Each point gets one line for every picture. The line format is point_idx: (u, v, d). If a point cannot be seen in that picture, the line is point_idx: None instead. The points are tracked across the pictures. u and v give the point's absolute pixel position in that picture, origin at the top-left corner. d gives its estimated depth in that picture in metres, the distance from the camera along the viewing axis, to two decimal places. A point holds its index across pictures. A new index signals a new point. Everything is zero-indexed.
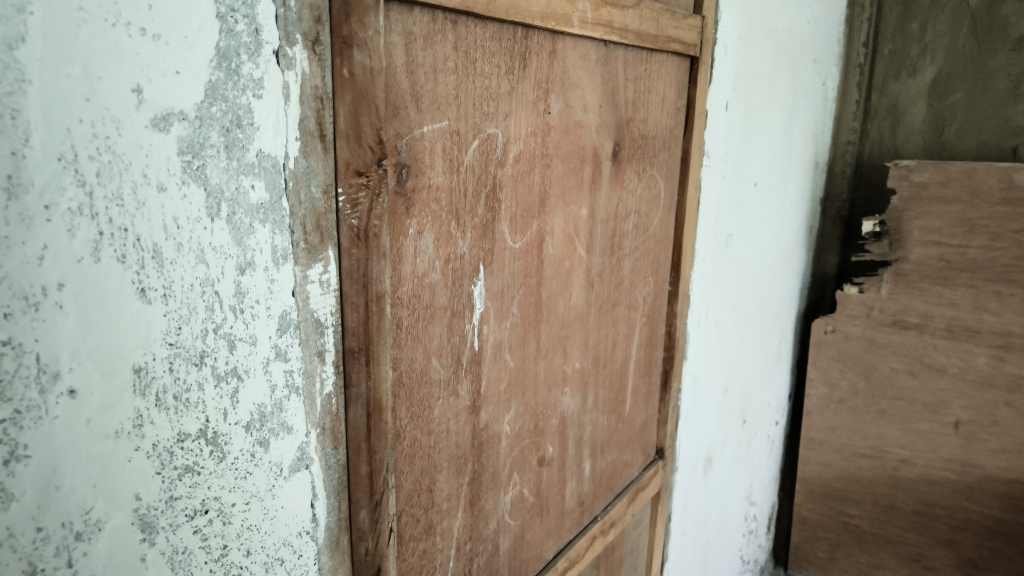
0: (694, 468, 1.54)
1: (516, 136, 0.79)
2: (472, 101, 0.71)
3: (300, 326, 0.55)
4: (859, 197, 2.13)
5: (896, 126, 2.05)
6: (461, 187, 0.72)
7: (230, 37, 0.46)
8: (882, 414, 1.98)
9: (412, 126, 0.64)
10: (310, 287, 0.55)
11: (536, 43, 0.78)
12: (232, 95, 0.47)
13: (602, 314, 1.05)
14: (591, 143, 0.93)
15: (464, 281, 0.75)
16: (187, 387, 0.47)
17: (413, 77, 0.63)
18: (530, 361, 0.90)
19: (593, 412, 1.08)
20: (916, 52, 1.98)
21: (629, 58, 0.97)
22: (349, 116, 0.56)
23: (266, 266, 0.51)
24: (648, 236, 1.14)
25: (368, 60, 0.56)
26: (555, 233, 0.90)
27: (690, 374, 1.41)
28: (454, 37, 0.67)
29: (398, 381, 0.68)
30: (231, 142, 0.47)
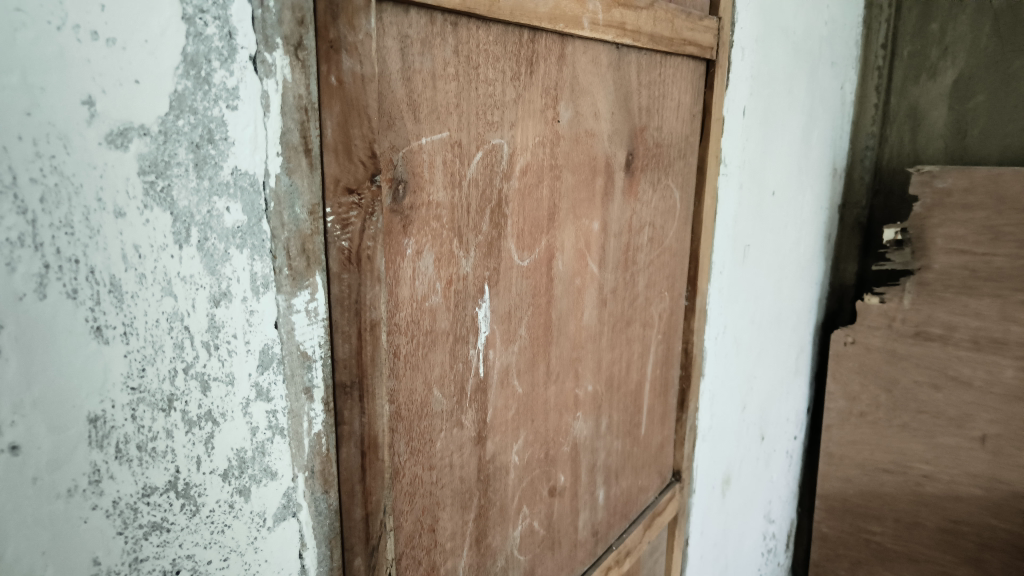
0: (711, 489, 1.47)
1: (522, 147, 0.73)
2: (475, 109, 0.66)
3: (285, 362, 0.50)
4: (879, 204, 2.06)
5: (916, 130, 1.98)
6: (463, 203, 0.67)
7: (199, 41, 0.41)
8: (905, 428, 1.90)
9: (409, 137, 0.59)
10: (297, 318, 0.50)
11: (543, 47, 0.73)
12: (202, 106, 0.42)
13: (616, 332, 0.99)
14: (602, 152, 0.87)
15: (468, 303, 0.70)
16: (154, 435, 0.42)
17: (410, 84, 0.58)
18: (540, 387, 0.84)
19: (607, 437, 1.02)
20: (936, 54, 1.91)
21: (643, 62, 0.92)
22: (339, 128, 0.50)
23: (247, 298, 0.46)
24: (663, 249, 1.08)
25: (359, 66, 0.51)
26: (566, 248, 0.84)
27: (707, 392, 1.35)
28: (455, 40, 0.62)
29: (396, 415, 0.63)
30: (202, 159, 0.42)
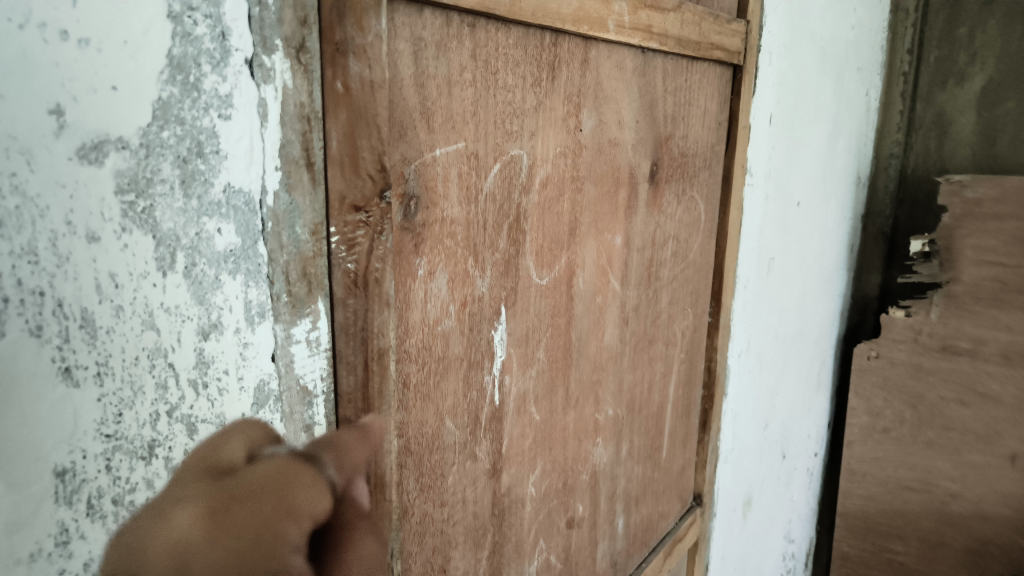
0: (732, 512, 1.40)
1: (543, 158, 0.68)
2: (493, 118, 0.61)
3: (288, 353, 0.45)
4: (903, 214, 1.98)
5: (942, 138, 1.91)
6: (479, 219, 0.61)
7: (187, 42, 0.36)
8: (931, 445, 1.83)
9: (422, 149, 0.54)
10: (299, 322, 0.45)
11: (566, 51, 0.68)
12: (190, 116, 0.37)
13: (638, 352, 0.94)
14: (626, 163, 0.82)
15: (483, 325, 0.64)
16: (131, 487, 0.37)
17: (423, 91, 0.53)
18: (558, 414, 0.78)
19: (628, 463, 0.96)
20: (964, 59, 1.84)
21: (668, 67, 0.87)
22: (346, 140, 0.45)
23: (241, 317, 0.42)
24: (687, 263, 1.02)
25: (368, 72, 0.46)
26: (587, 265, 0.79)
27: (730, 411, 1.29)
28: (472, 43, 0.57)
29: (405, 450, 0.58)
30: (189, 175, 0.37)
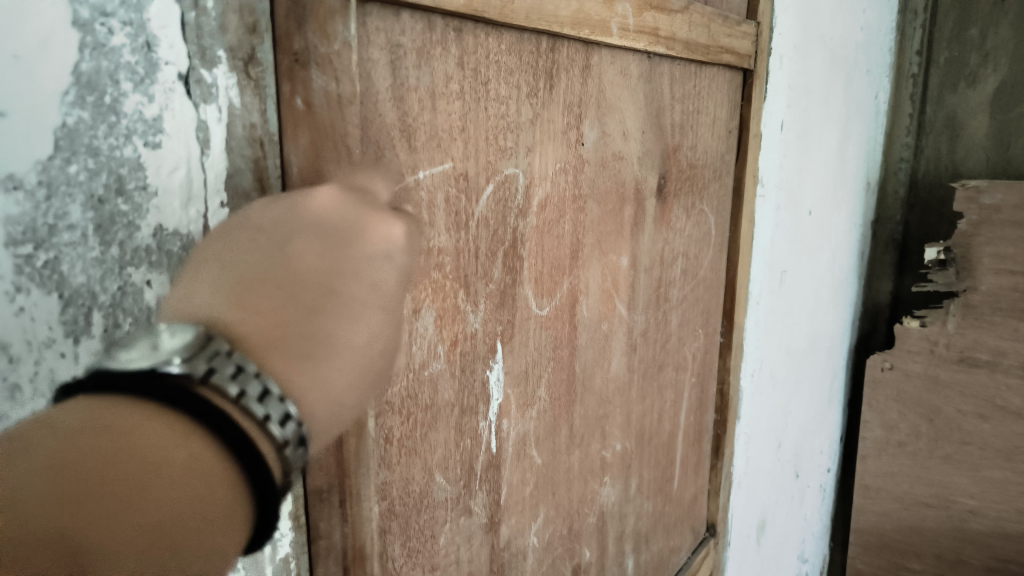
0: (746, 537, 1.33)
1: (541, 176, 0.61)
2: (484, 134, 0.54)
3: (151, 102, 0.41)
4: (914, 219, 1.90)
5: (953, 142, 1.82)
6: (471, 248, 0.55)
7: (100, 54, 0.30)
8: (948, 460, 1.75)
9: (403, 171, 0.47)
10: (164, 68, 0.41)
11: (565, 58, 0.61)
12: (106, 146, 0.31)
13: (647, 380, 0.86)
14: (632, 177, 0.75)
15: (477, 365, 0.58)
16: None
17: (403, 105, 0.46)
18: (562, 454, 0.71)
19: (637, 499, 0.89)
20: (976, 61, 1.76)
21: (676, 73, 0.80)
22: (309, 164, 0.39)
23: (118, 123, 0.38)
24: (697, 281, 0.95)
25: (334, 85, 0.39)
26: (591, 290, 0.72)
27: (743, 434, 1.22)
28: (459, 50, 0.50)
29: (388, 513, 0.51)
30: (107, 219, 0.31)
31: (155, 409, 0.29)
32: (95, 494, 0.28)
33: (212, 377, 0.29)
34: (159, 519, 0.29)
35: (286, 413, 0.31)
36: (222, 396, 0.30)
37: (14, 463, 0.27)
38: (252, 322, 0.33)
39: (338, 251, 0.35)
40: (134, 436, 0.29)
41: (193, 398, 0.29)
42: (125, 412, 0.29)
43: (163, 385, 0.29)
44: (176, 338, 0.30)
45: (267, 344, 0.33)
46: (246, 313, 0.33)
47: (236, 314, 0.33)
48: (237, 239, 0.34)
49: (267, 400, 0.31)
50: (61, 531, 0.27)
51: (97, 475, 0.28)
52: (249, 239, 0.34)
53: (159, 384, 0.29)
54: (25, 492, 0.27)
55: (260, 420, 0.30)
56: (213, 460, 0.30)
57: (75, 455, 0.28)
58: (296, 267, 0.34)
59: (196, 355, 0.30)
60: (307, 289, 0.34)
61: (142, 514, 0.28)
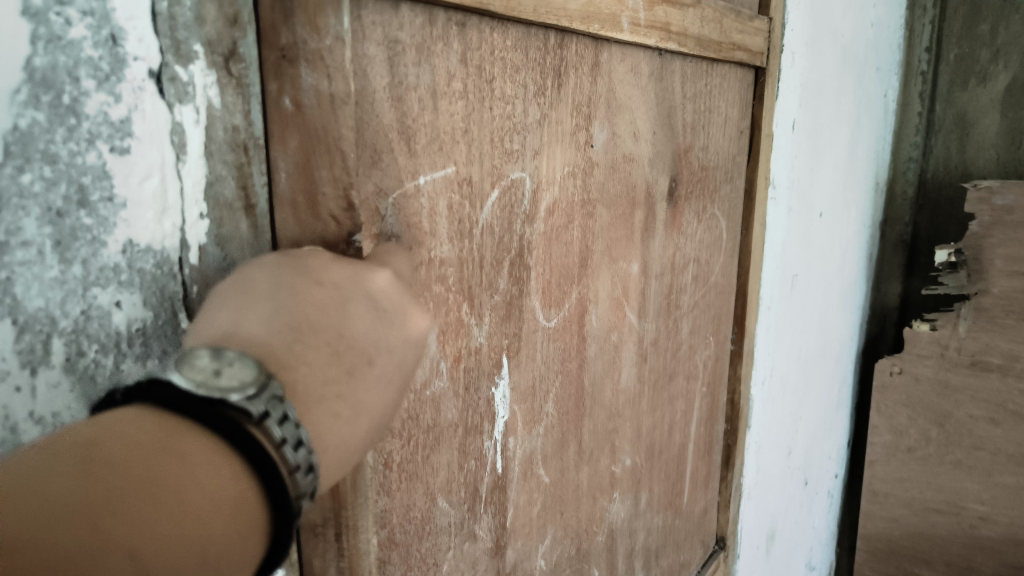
0: (756, 548, 1.30)
1: (549, 179, 0.58)
2: (490, 135, 0.51)
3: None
4: (924, 219, 1.83)
5: (964, 140, 1.76)
6: (475, 257, 0.51)
7: (56, 48, 0.28)
8: (959, 466, 1.63)
9: (402, 176, 0.44)
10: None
11: (574, 55, 0.58)
12: (65, 153, 0.29)
13: (657, 392, 0.83)
14: (642, 180, 0.71)
15: (482, 382, 0.54)
16: None
17: (402, 106, 0.43)
18: (570, 473, 0.68)
19: (647, 514, 0.86)
20: (986, 57, 1.70)
21: (688, 70, 0.76)
22: (299, 172, 0.35)
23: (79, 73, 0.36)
24: (708, 287, 0.92)
25: (326, 83, 0.35)
26: (600, 299, 0.68)
27: (753, 444, 1.18)
28: (461, 45, 0.47)
29: (388, 543, 0.47)
30: (66, 233, 0.29)
31: (208, 437, 0.28)
32: (158, 516, 0.26)
33: (267, 420, 0.29)
34: (205, 553, 0.27)
35: (309, 468, 0.30)
36: (267, 439, 0.29)
37: (79, 471, 0.25)
38: (302, 369, 0.32)
39: (383, 329, 0.35)
40: (197, 460, 0.27)
41: (243, 434, 0.28)
42: (185, 437, 0.28)
43: (221, 414, 0.28)
44: (242, 374, 0.29)
45: (311, 392, 0.32)
46: (296, 359, 0.32)
47: (290, 355, 0.32)
48: (301, 286, 0.33)
49: (301, 451, 0.29)
50: (130, 552, 0.25)
51: (162, 497, 0.26)
52: (312, 290, 0.34)
53: (215, 412, 0.28)
54: (88, 505, 0.25)
55: (289, 470, 0.29)
56: (250, 502, 0.28)
57: (136, 471, 0.26)
58: (350, 328, 0.34)
59: (257, 393, 0.29)
60: (354, 352, 0.34)
61: (193, 545, 0.27)
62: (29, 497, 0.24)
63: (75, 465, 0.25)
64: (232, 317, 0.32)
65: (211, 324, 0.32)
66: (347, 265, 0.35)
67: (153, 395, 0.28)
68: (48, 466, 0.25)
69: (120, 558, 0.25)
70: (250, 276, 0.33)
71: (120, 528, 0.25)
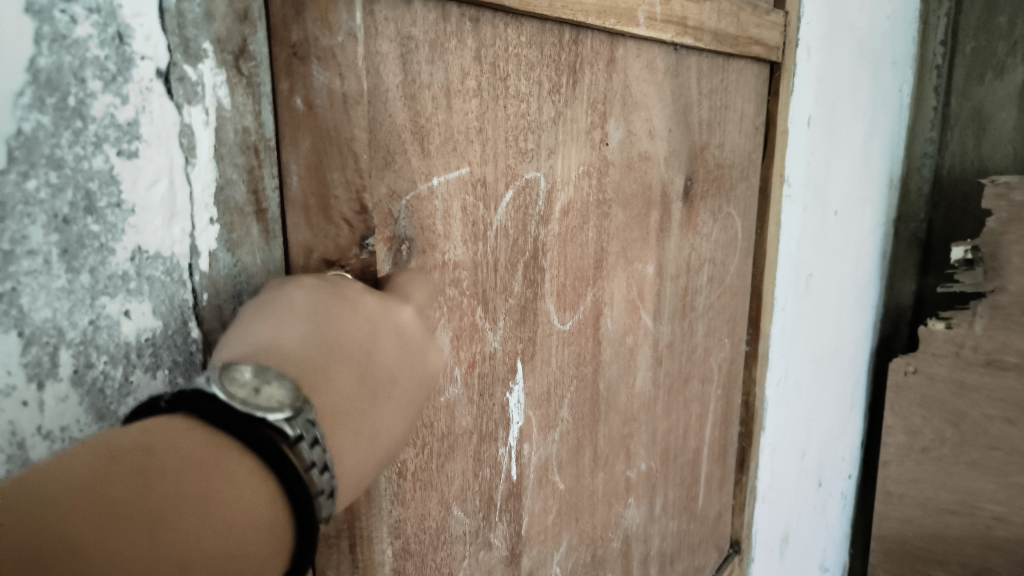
0: (770, 552, 1.28)
1: (564, 179, 0.56)
2: (505, 135, 0.49)
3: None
4: (939, 216, 1.80)
5: (980, 135, 1.73)
6: (489, 260, 0.50)
7: (62, 49, 0.27)
8: (974, 466, 1.58)
9: (416, 178, 0.43)
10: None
11: (589, 51, 0.56)
12: (70, 157, 0.28)
13: (673, 395, 0.81)
14: (658, 179, 0.70)
15: (496, 388, 0.53)
16: None
17: (414, 104, 0.42)
18: (585, 479, 0.66)
19: (662, 519, 0.84)
20: (1004, 50, 1.67)
21: (704, 66, 0.75)
22: (311, 174, 0.35)
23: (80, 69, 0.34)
24: (724, 288, 0.90)
25: (339, 82, 0.35)
26: (615, 301, 0.67)
27: (768, 446, 1.16)
28: (476, 41, 0.45)
29: (402, 554, 0.46)
30: (72, 241, 0.28)
31: (245, 455, 0.28)
32: (197, 534, 0.25)
33: (300, 443, 0.28)
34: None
35: (331, 493, 0.29)
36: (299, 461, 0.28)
37: (127, 482, 0.25)
38: (330, 391, 0.32)
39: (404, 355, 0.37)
40: (235, 479, 0.27)
41: (277, 455, 0.28)
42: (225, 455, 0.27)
43: (258, 433, 0.28)
44: (279, 395, 0.29)
45: (337, 415, 0.32)
46: (323, 384, 0.32)
47: (318, 378, 0.31)
48: (336, 311, 0.34)
49: (327, 476, 0.29)
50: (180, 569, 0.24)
51: (202, 514, 0.26)
52: (345, 316, 0.34)
53: (253, 429, 0.28)
54: (140, 522, 0.24)
55: (316, 494, 0.28)
56: (279, 526, 0.28)
57: (183, 487, 0.26)
58: (376, 355, 0.35)
59: (295, 415, 0.28)
60: (379, 379, 0.34)
61: (230, 570, 0.26)
62: (81, 509, 0.23)
63: (126, 476, 0.25)
64: (265, 335, 0.32)
65: (242, 340, 0.31)
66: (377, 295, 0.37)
67: (195, 408, 0.28)
68: (99, 474, 0.24)
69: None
70: (288, 295, 0.33)
71: (168, 546, 0.24)
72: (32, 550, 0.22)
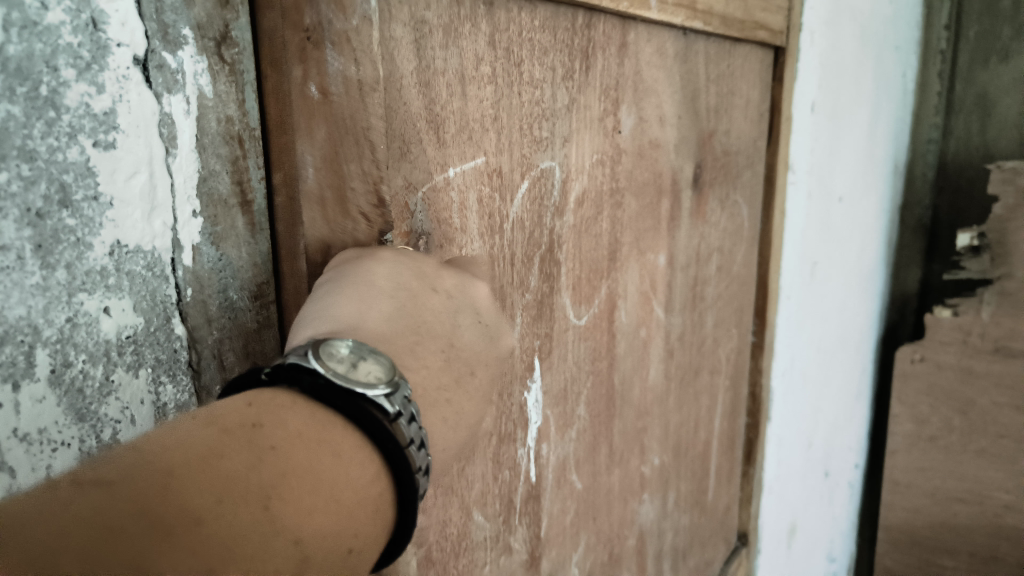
0: (778, 543, 1.28)
1: (579, 169, 0.55)
2: (518, 123, 0.48)
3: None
4: (944, 203, 1.78)
5: (985, 121, 1.70)
6: (506, 253, 0.49)
7: (34, 36, 0.26)
8: (982, 455, 1.49)
9: (432, 169, 0.41)
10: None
11: (602, 35, 0.55)
12: (43, 150, 0.27)
13: (684, 388, 0.80)
14: (668, 167, 0.68)
15: (515, 387, 0.52)
16: None
17: (429, 92, 0.40)
18: (602, 476, 0.66)
19: (675, 514, 0.83)
20: (1008, 33, 1.64)
21: (712, 51, 0.73)
22: (326, 166, 0.33)
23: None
24: (731, 278, 0.89)
25: (354, 69, 0.33)
26: (629, 293, 0.66)
27: (774, 437, 1.16)
28: (489, 27, 0.44)
29: (426, 562, 0.45)
30: (48, 237, 0.27)
31: (349, 429, 0.30)
32: (309, 500, 0.27)
33: (399, 418, 0.30)
34: (350, 548, 0.28)
35: (426, 469, 0.31)
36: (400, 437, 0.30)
37: (243, 452, 0.27)
38: (421, 371, 0.35)
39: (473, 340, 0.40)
40: (343, 452, 0.29)
41: (377, 428, 0.30)
42: (330, 430, 0.30)
43: (360, 406, 0.30)
44: (376, 369, 0.31)
45: (430, 394, 0.35)
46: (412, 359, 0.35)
47: (409, 354, 0.35)
48: (422, 293, 0.37)
49: (423, 451, 0.31)
50: (293, 539, 0.26)
51: (313, 483, 0.28)
52: (428, 298, 0.37)
53: (352, 402, 0.30)
54: (257, 490, 0.26)
55: (417, 470, 0.30)
56: (383, 499, 0.30)
57: (294, 458, 0.28)
58: (457, 339, 0.38)
59: (393, 390, 0.31)
60: (461, 360, 0.38)
61: (342, 541, 0.28)
62: (198, 476, 0.25)
63: (239, 448, 0.27)
64: (355, 312, 0.34)
65: (332, 316, 0.33)
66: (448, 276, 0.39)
67: (298, 383, 0.30)
68: (215, 442, 0.27)
69: (286, 541, 0.26)
70: (371, 269, 0.35)
71: (283, 511, 0.26)
72: (153, 514, 0.24)
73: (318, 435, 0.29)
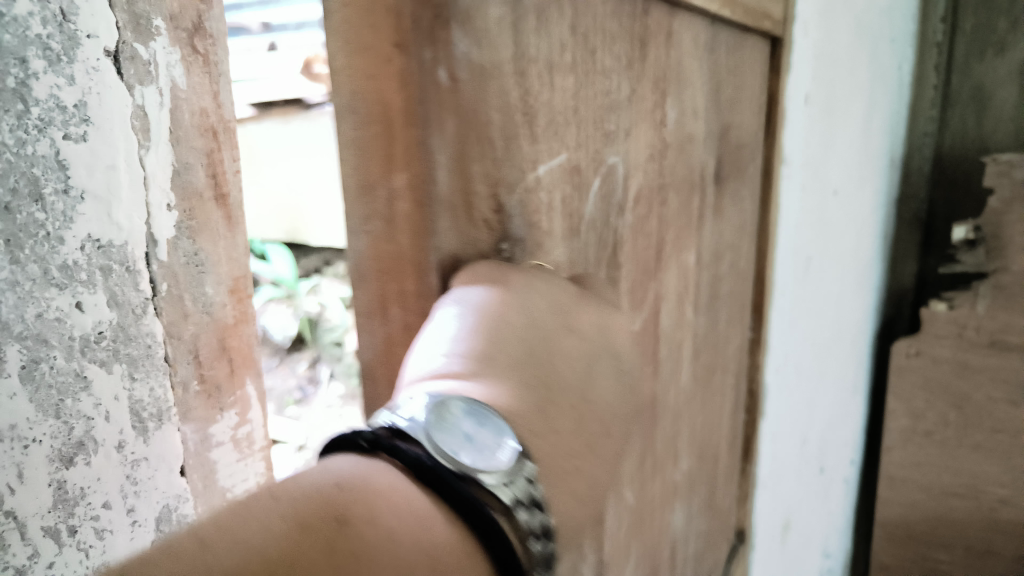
0: (772, 537, 1.28)
1: (635, 164, 0.51)
2: (592, 115, 0.43)
3: (85, 44, 0.43)
4: (939, 196, 1.78)
5: (982, 113, 1.69)
6: (584, 257, 0.44)
7: None
8: (978, 449, 1.48)
9: (526, 166, 0.37)
10: (109, 10, 0.44)
11: (654, 21, 0.51)
12: None
13: (704, 388, 0.80)
14: (700, 162, 0.68)
15: None
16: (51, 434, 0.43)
17: (525, 82, 0.36)
18: (650, 486, 0.65)
19: (695, 520, 0.84)
20: (1004, 26, 1.62)
21: (729, 43, 0.73)
22: (455, 168, 0.32)
23: (31, 62, 0.39)
24: (738, 274, 0.89)
25: (476, 53, 0.32)
26: (671, 296, 0.65)
27: (769, 433, 1.16)
28: (572, 12, 0.40)
29: None
30: None
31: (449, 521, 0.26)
32: None
33: (516, 508, 0.27)
34: None
35: (545, 560, 0.27)
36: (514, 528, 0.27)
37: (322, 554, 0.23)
38: (556, 432, 0.32)
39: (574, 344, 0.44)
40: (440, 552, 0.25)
41: (485, 520, 0.26)
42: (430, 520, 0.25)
43: (466, 494, 0.26)
44: (498, 439, 0.28)
45: (563, 457, 0.32)
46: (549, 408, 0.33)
47: (549, 404, 0.33)
48: (554, 338, 0.35)
49: (541, 540, 0.27)
50: None
51: None
52: (567, 342, 0.36)
53: (460, 488, 0.26)
54: None
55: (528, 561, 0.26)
56: None
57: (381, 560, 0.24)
58: (594, 393, 0.35)
59: (511, 477, 0.27)
60: (597, 417, 0.34)
61: None
62: None
63: (322, 550, 0.23)
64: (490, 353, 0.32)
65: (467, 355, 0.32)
66: (593, 312, 0.38)
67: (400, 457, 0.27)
68: (291, 543, 0.23)
69: None
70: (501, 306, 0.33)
71: None
72: None
73: (416, 521, 0.25)
